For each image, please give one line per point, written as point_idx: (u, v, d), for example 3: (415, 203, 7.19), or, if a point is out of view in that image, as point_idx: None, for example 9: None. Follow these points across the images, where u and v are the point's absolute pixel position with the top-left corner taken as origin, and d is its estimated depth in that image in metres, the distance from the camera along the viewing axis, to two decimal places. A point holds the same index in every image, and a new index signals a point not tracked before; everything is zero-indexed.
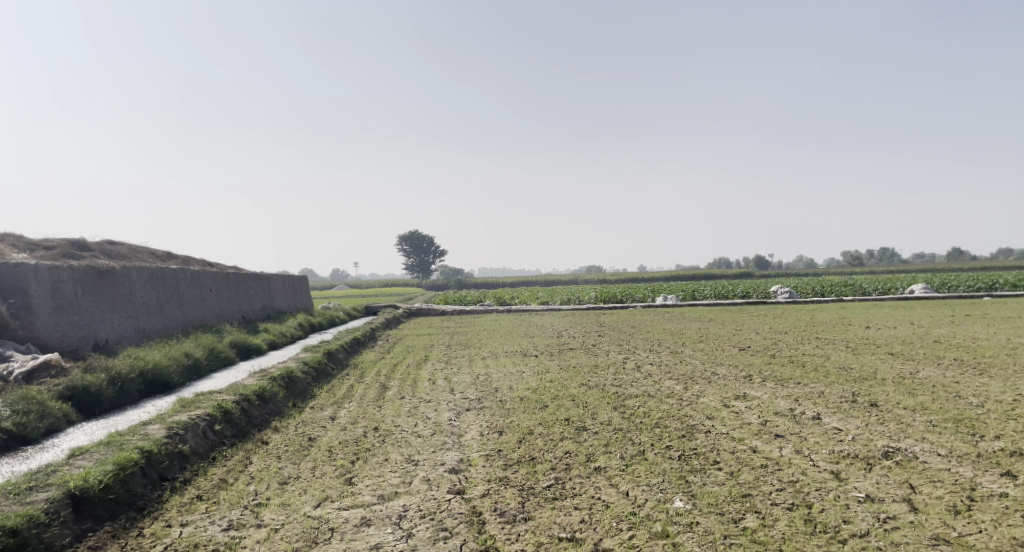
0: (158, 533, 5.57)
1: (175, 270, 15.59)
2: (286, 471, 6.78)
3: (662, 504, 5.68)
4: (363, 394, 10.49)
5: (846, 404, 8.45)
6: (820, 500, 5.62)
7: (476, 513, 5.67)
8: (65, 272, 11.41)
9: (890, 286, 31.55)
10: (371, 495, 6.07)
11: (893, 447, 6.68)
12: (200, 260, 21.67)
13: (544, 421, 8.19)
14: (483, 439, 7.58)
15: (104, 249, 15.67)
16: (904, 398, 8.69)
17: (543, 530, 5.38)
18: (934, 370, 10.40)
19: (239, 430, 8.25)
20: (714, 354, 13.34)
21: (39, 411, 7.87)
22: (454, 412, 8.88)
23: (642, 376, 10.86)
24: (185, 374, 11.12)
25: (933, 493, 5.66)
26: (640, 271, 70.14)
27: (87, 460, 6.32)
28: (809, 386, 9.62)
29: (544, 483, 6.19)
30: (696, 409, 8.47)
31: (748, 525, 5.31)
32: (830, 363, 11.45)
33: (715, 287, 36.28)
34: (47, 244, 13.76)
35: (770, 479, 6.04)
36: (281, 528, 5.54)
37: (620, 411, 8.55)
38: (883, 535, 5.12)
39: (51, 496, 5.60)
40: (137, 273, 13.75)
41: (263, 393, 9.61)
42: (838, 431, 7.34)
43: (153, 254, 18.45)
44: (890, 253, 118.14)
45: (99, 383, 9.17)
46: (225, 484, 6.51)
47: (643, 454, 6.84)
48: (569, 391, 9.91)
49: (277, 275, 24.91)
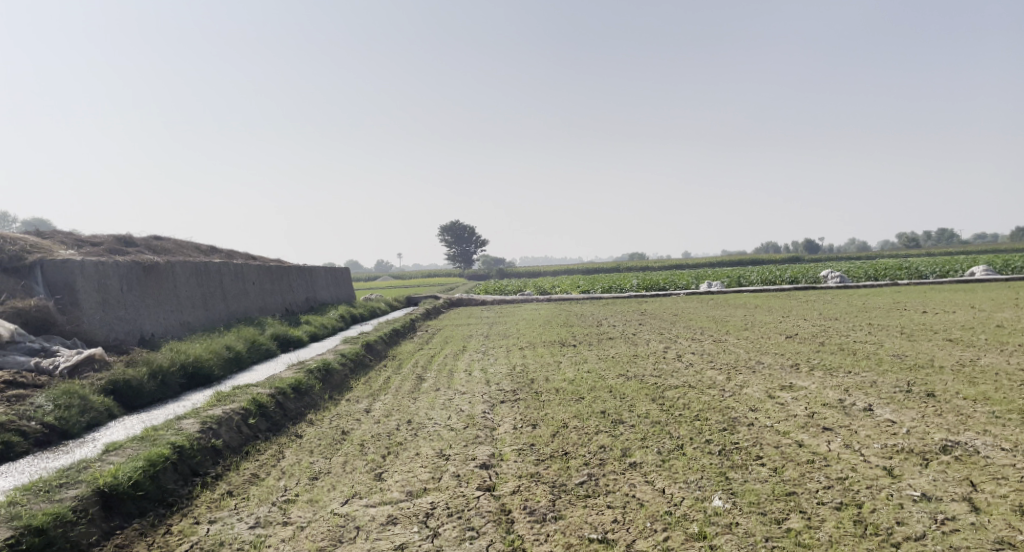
0: (185, 531, 5.59)
1: (218, 264, 15.82)
2: (317, 466, 6.72)
3: (700, 503, 5.41)
4: (399, 386, 10.44)
5: (900, 394, 7.99)
6: (871, 499, 5.25)
7: (504, 511, 5.51)
8: (109, 268, 11.63)
9: (947, 268, 30.16)
10: (399, 492, 5.96)
11: (951, 441, 6.22)
12: (243, 254, 21.98)
13: (580, 414, 7.94)
14: (517, 432, 7.40)
15: (150, 245, 15.99)
16: (963, 387, 8.18)
17: (573, 531, 5.18)
18: (996, 357, 9.79)
19: (274, 424, 8.25)
20: (759, 342, 12.88)
21: (81, 406, 8.03)
22: (489, 405, 8.74)
23: (683, 366, 10.55)
24: (226, 368, 11.24)
25: (997, 492, 5.23)
26: (684, 257, 68.93)
27: (120, 456, 6.40)
28: (860, 375, 9.14)
29: (576, 479, 5.97)
30: (739, 400, 8.13)
31: (792, 526, 4.99)
32: (882, 350, 10.93)
33: (759, 272, 35.23)
34: (94, 241, 14.10)
35: (817, 475, 5.69)
36: (307, 526, 5.48)
37: (660, 403, 8.25)
38: (940, 538, 4.74)
39: (80, 493, 5.67)
40: (180, 267, 13.97)
41: (300, 385, 9.61)
42: (891, 424, 6.91)
43: (197, 249, 18.82)
44: (948, 233, 113.35)
45: (140, 377, 9.32)
46: (257, 479, 6.51)
47: (681, 448, 6.55)
48: (606, 382, 9.63)
49: (319, 268, 25.20)
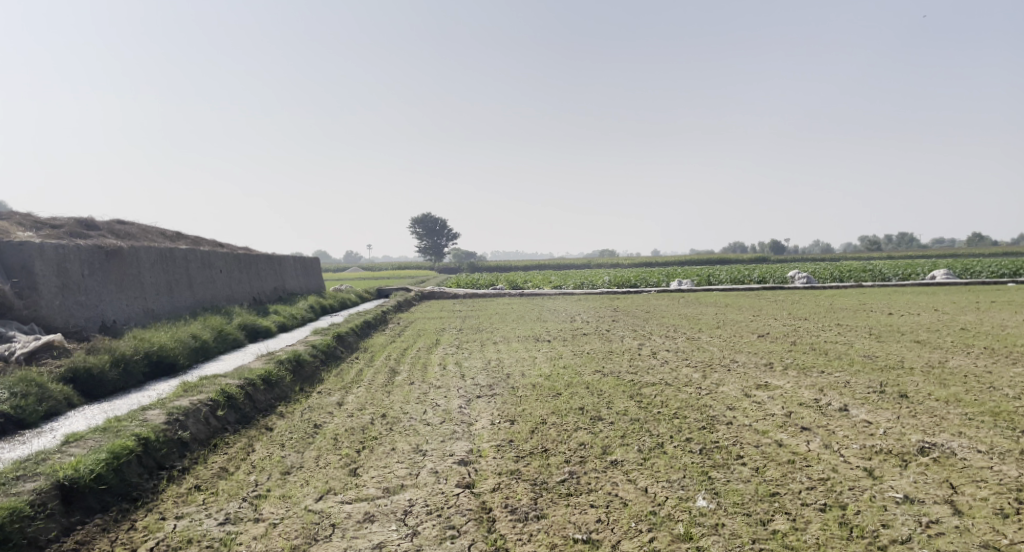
0: (151, 527, 5.34)
1: (184, 250, 15.33)
2: (289, 461, 6.50)
3: (684, 503, 5.35)
4: (372, 379, 10.22)
5: (874, 395, 8.04)
6: (855, 501, 5.24)
7: (485, 510, 5.37)
8: (70, 252, 11.16)
9: (909, 271, 30.88)
10: (375, 488, 5.78)
11: (929, 443, 6.27)
12: (210, 242, 21.41)
13: (557, 410, 7.83)
14: (494, 428, 7.26)
15: (113, 229, 15.41)
16: (935, 389, 8.28)
17: (556, 531, 5.07)
18: (964, 359, 9.97)
19: (243, 416, 7.98)
20: (732, 340, 12.97)
21: (38, 394, 7.66)
22: (464, 399, 8.59)
23: (658, 363, 10.53)
24: (191, 357, 10.86)
25: (977, 494, 5.27)
26: (654, 256, 69.42)
27: (81, 448, 6.10)
28: (833, 375, 9.21)
29: (557, 477, 5.86)
30: (716, 399, 8.12)
31: (779, 528, 4.95)
32: (853, 350, 11.03)
33: (728, 271, 35.61)
34: (53, 223, 13.54)
35: (799, 476, 5.67)
36: (281, 524, 5.28)
37: (637, 400, 8.19)
38: (926, 541, 4.76)
39: (38, 487, 5.38)
40: (145, 252, 13.49)
41: (270, 377, 9.31)
42: (867, 425, 6.93)
43: (163, 235, 18.26)
44: (909, 236, 116.46)
45: (102, 365, 8.93)
46: (225, 473, 6.26)
47: (661, 446, 6.49)
48: (582, 378, 9.55)
49: (288, 257, 24.73)
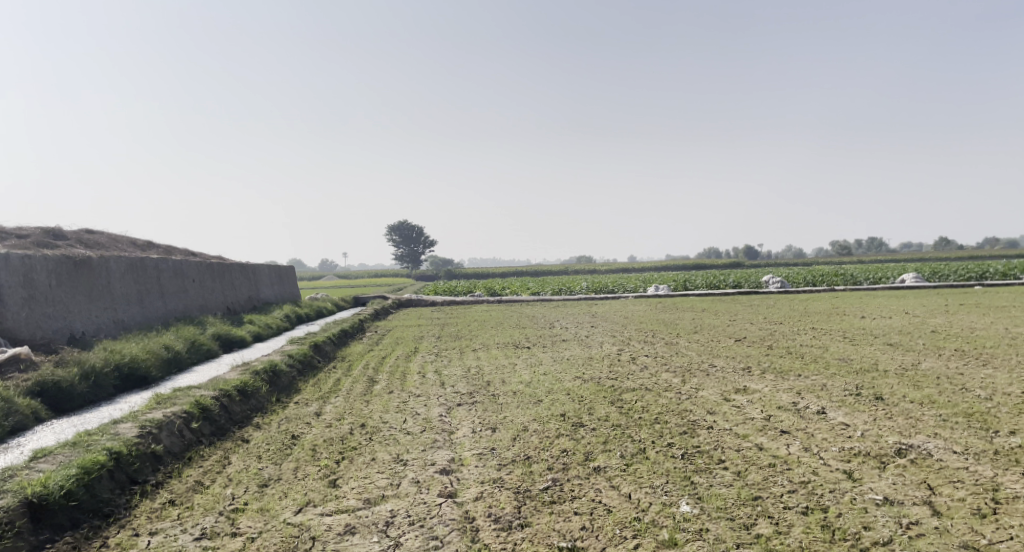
0: (124, 544, 5.19)
1: (155, 260, 15.02)
2: (266, 473, 6.37)
3: (667, 508, 5.34)
4: (350, 388, 10.09)
5: (850, 397, 8.14)
6: (836, 504, 5.28)
7: (468, 519, 5.32)
8: (37, 262, 10.86)
9: (880, 275, 31.52)
10: (356, 499, 5.68)
11: (906, 444, 6.36)
12: (183, 251, 21.04)
13: (539, 417, 7.79)
14: (476, 436, 7.19)
15: (82, 238, 15.07)
16: (909, 391, 8.40)
17: (541, 539, 5.03)
18: (936, 361, 10.15)
19: (218, 428, 7.80)
20: (710, 345, 13.05)
21: (4, 409, 7.42)
22: (445, 407, 8.51)
23: (638, 368, 10.55)
24: (164, 368, 10.63)
25: (955, 495, 5.34)
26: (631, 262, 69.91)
27: (50, 463, 5.91)
28: (810, 379, 9.31)
29: (540, 484, 5.82)
30: (696, 403, 8.14)
31: (762, 532, 4.97)
32: (829, 354, 11.17)
33: (705, 276, 35.99)
34: (20, 233, 13.19)
35: (780, 479, 5.70)
36: (259, 537, 5.16)
37: (618, 405, 8.20)
38: (907, 542, 4.80)
39: (5, 504, 5.20)
40: (115, 262, 13.18)
41: (246, 388, 9.13)
42: (845, 427, 7.01)
43: (133, 244, 17.90)
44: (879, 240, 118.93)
45: (71, 379, 8.69)
46: (201, 487, 6.11)
47: (644, 452, 6.48)
48: (563, 385, 9.52)
49: (263, 267, 24.41)
